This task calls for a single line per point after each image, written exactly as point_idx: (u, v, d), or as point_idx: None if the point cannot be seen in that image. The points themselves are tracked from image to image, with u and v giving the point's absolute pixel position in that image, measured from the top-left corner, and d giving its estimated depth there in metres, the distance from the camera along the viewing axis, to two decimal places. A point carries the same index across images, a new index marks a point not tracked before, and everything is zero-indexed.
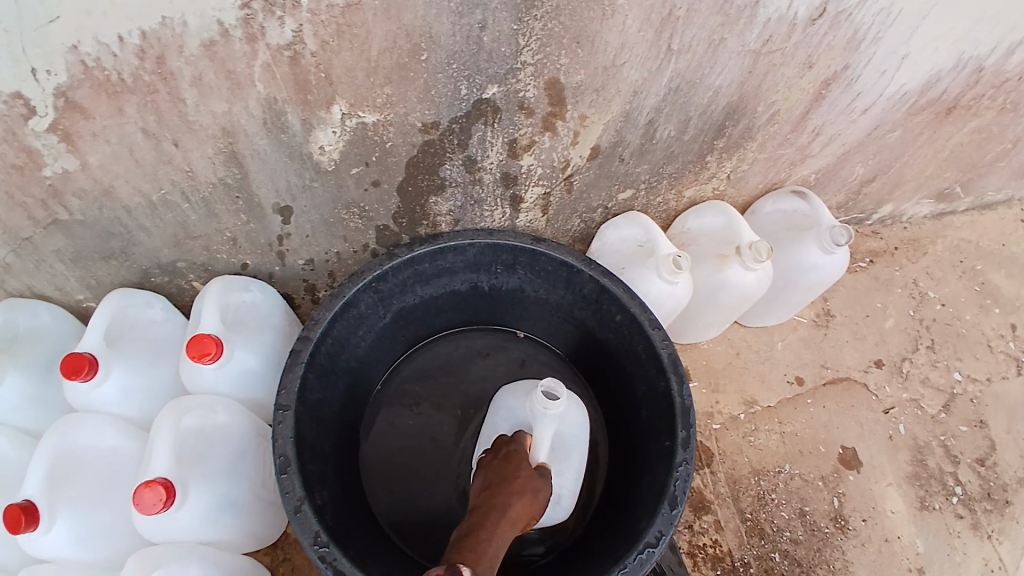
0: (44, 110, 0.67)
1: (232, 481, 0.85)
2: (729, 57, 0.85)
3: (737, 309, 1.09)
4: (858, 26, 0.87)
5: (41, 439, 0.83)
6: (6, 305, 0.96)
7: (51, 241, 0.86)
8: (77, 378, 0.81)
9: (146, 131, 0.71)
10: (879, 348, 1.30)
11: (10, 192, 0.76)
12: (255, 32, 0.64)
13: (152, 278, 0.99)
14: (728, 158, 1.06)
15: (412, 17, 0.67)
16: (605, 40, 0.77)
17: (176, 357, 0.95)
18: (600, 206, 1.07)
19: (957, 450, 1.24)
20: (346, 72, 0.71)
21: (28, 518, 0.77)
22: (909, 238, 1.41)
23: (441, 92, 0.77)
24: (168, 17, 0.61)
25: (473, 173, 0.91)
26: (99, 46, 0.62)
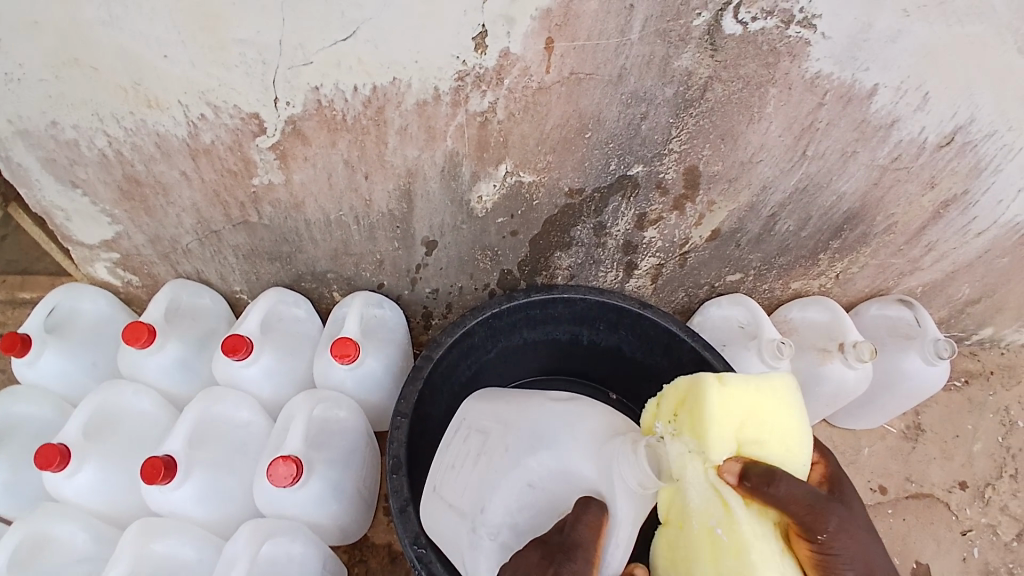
0: (273, 131, 0.82)
1: (340, 471, 0.95)
2: (858, 168, 0.92)
3: (831, 405, 1.11)
4: (981, 156, 0.91)
5: (192, 400, 0.93)
6: (178, 283, 1.09)
7: (234, 237, 1.01)
8: (234, 355, 0.92)
9: (348, 162, 0.86)
10: (965, 469, 1.27)
11: (219, 192, 0.92)
12: (460, 99, 0.78)
13: (301, 282, 1.12)
14: (841, 258, 1.11)
15: (588, 103, 0.80)
16: (747, 139, 0.86)
17: (310, 355, 1.06)
18: (707, 283, 1.14)
19: None
20: (521, 139, 0.84)
21: (165, 471, 0.84)
22: (1005, 363, 1.38)
23: (594, 165, 0.88)
24: (397, 78, 0.75)
25: (600, 237, 1.01)
26: (336, 91, 0.76)
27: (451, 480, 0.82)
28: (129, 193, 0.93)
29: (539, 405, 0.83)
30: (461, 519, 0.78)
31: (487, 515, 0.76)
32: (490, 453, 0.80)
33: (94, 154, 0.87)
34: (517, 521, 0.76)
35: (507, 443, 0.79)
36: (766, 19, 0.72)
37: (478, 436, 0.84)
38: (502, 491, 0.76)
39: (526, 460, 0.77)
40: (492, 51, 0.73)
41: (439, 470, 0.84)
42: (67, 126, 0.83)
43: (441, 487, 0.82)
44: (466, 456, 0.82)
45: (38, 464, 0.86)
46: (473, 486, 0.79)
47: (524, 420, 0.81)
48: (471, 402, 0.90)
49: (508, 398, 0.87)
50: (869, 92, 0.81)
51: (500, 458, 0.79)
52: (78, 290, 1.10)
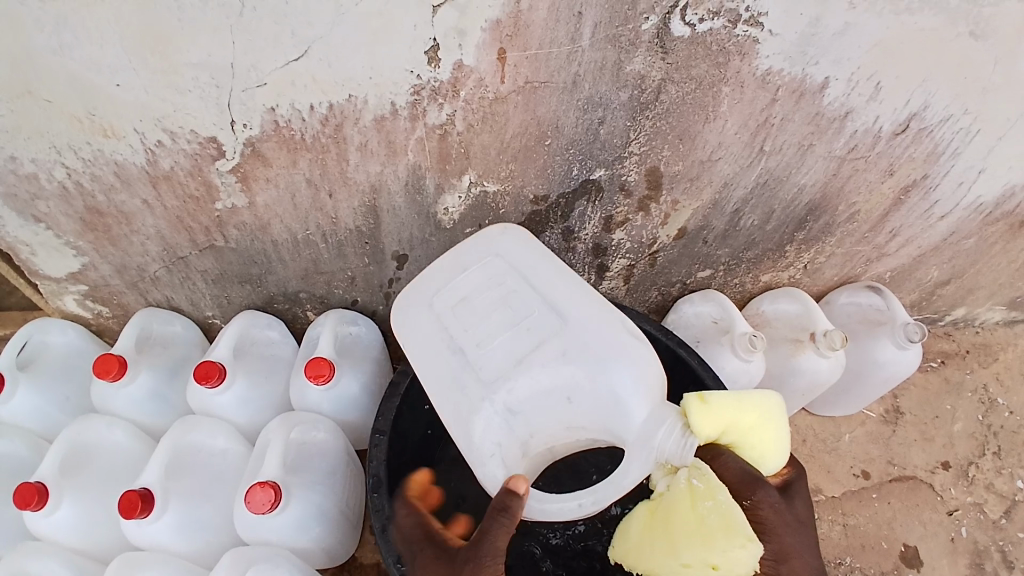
0: (232, 155, 0.81)
1: (323, 494, 0.94)
2: (816, 160, 0.94)
3: (807, 395, 1.12)
4: (938, 141, 0.94)
5: (168, 431, 0.92)
6: (147, 310, 1.07)
7: (202, 262, 1.00)
8: (206, 382, 0.91)
9: (311, 181, 0.85)
10: (947, 450, 1.29)
11: (182, 218, 0.91)
12: (418, 113, 0.78)
13: (273, 304, 1.11)
14: (808, 250, 1.13)
15: (545, 110, 0.80)
16: (705, 138, 0.87)
17: (285, 377, 1.06)
18: (679, 281, 1.15)
19: (1016, 558, 1.22)
20: (482, 149, 0.84)
21: (143, 504, 0.83)
22: (980, 342, 1.41)
23: (556, 171, 0.89)
24: (353, 95, 0.75)
25: (569, 242, 1.02)
26: (292, 110, 0.76)
27: (479, 342, 0.73)
28: (92, 224, 0.92)
29: (611, 310, 0.75)
30: (475, 386, 0.72)
31: (506, 398, 0.71)
32: (541, 341, 0.72)
33: (53, 187, 0.86)
34: (530, 420, 0.72)
35: (565, 349, 0.71)
36: (713, 19, 0.74)
37: (526, 306, 0.75)
38: (536, 390, 0.71)
39: (578, 371, 0.70)
40: (446, 64, 0.74)
41: (468, 315, 0.75)
42: (26, 160, 0.82)
43: (468, 341, 0.74)
44: (507, 321, 0.74)
45: (16, 503, 0.84)
46: (504, 359, 0.72)
47: (590, 327, 0.72)
48: (521, 253, 0.80)
49: (570, 280, 0.77)
50: (820, 86, 0.83)
51: (550, 359, 0.71)
52: (45, 324, 1.06)
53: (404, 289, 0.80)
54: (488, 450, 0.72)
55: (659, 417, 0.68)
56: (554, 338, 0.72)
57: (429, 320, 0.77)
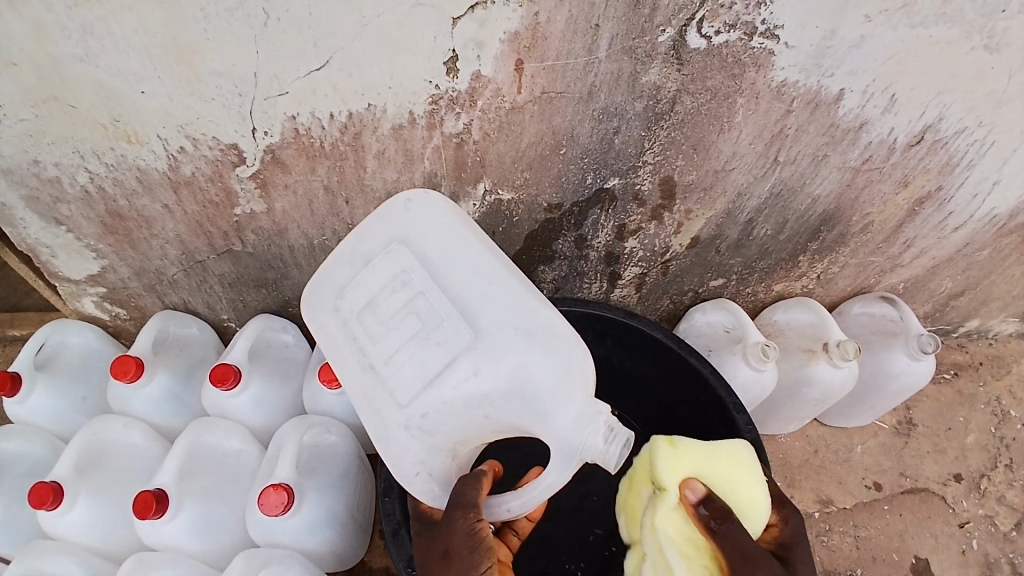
0: (251, 161, 0.83)
1: (335, 497, 0.95)
2: (830, 171, 0.94)
3: (818, 405, 1.12)
4: (952, 153, 0.94)
5: (182, 433, 0.93)
6: (164, 313, 1.08)
7: (219, 266, 1.01)
8: (221, 384, 0.92)
9: (328, 187, 0.87)
10: (959, 462, 1.28)
11: (202, 222, 0.92)
12: (435, 121, 0.79)
13: (288, 307, 1.12)
14: (821, 260, 1.12)
15: (561, 120, 0.81)
16: (719, 148, 0.87)
17: (299, 380, 1.07)
18: (690, 289, 1.16)
19: None
20: (497, 157, 0.85)
21: (158, 505, 0.84)
22: (993, 354, 1.40)
23: (570, 179, 0.90)
24: (372, 104, 0.77)
25: (582, 250, 1.02)
26: (312, 118, 0.78)
27: (391, 357, 0.70)
28: (112, 227, 0.94)
29: (520, 310, 0.69)
30: (389, 407, 0.70)
31: (421, 420, 0.70)
32: (452, 356, 0.68)
33: (77, 191, 0.88)
34: (449, 434, 0.71)
35: (477, 365, 0.67)
36: (730, 32, 0.74)
37: (434, 313, 0.70)
38: (451, 408, 0.69)
39: (491, 389, 0.68)
40: (464, 74, 0.75)
41: (378, 324, 0.72)
42: (50, 164, 0.84)
43: (379, 357, 0.71)
44: (416, 333, 0.70)
45: (32, 501, 0.86)
46: (415, 381, 0.69)
47: (501, 342, 0.68)
48: (429, 234, 0.73)
49: (480, 271, 0.71)
50: (836, 97, 0.83)
51: (462, 377, 0.68)
52: (65, 324, 1.08)
53: (311, 287, 0.77)
54: (413, 466, 0.74)
55: (588, 422, 0.68)
56: (466, 352, 0.68)
57: (341, 333, 0.74)
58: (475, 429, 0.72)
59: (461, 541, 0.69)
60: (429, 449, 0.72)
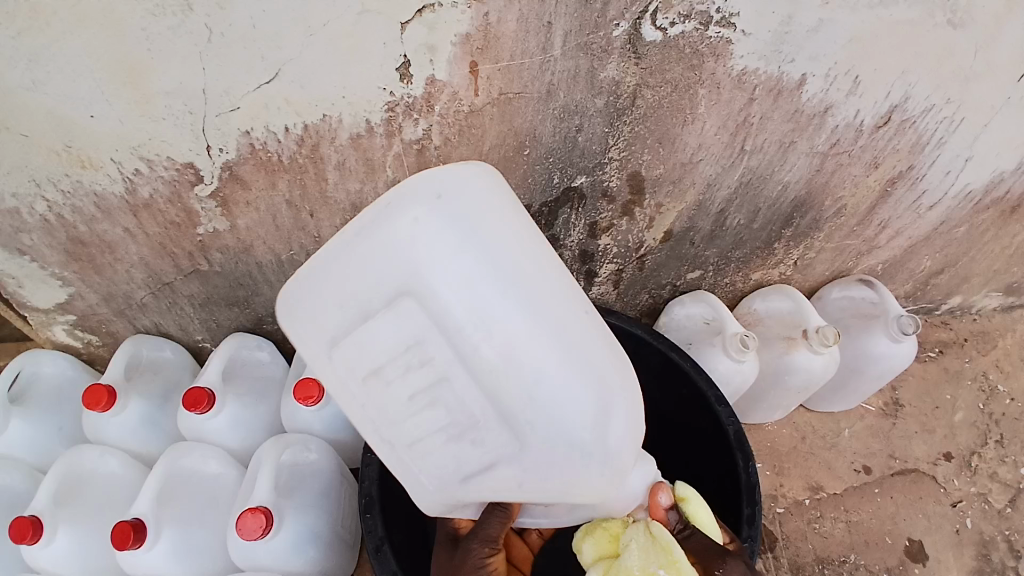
0: (210, 179, 0.81)
1: (317, 515, 0.93)
2: (799, 157, 0.94)
3: (803, 392, 1.12)
4: (921, 132, 0.94)
5: (159, 460, 0.90)
6: (135, 337, 1.06)
7: (187, 287, 0.99)
8: (195, 409, 0.90)
9: (291, 202, 0.85)
10: (948, 441, 1.29)
11: (165, 244, 0.90)
12: (394, 129, 0.78)
13: (262, 325, 1.10)
14: (796, 246, 1.12)
15: (522, 121, 0.80)
16: (684, 140, 0.87)
17: (277, 398, 1.05)
18: (669, 283, 1.15)
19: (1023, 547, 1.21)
20: (462, 162, 0.84)
21: (136, 534, 0.82)
22: (978, 330, 1.41)
23: (537, 180, 0.89)
24: (327, 115, 0.75)
25: (556, 249, 1.02)
26: (267, 132, 0.76)
27: (421, 446, 0.64)
28: (75, 255, 0.91)
29: (582, 420, 0.60)
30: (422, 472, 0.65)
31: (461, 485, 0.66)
32: (493, 461, 0.63)
33: (35, 220, 0.85)
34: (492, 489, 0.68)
35: (519, 471, 0.63)
36: (685, 22, 0.74)
37: (456, 381, 0.60)
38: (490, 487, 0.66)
39: (534, 495, 0.63)
40: (418, 80, 0.74)
41: (401, 404, 0.62)
42: (5, 195, 0.81)
43: (401, 442, 0.64)
44: (451, 431, 0.62)
45: (13, 536, 0.84)
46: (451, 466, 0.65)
47: (540, 415, 0.59)
48: (458, 309, 0.58)
49: (528, 366, 0.58)
50: (798, 83, 0.83)
51: (505, 478, 0.63)
52: (38, 354, 1.05)
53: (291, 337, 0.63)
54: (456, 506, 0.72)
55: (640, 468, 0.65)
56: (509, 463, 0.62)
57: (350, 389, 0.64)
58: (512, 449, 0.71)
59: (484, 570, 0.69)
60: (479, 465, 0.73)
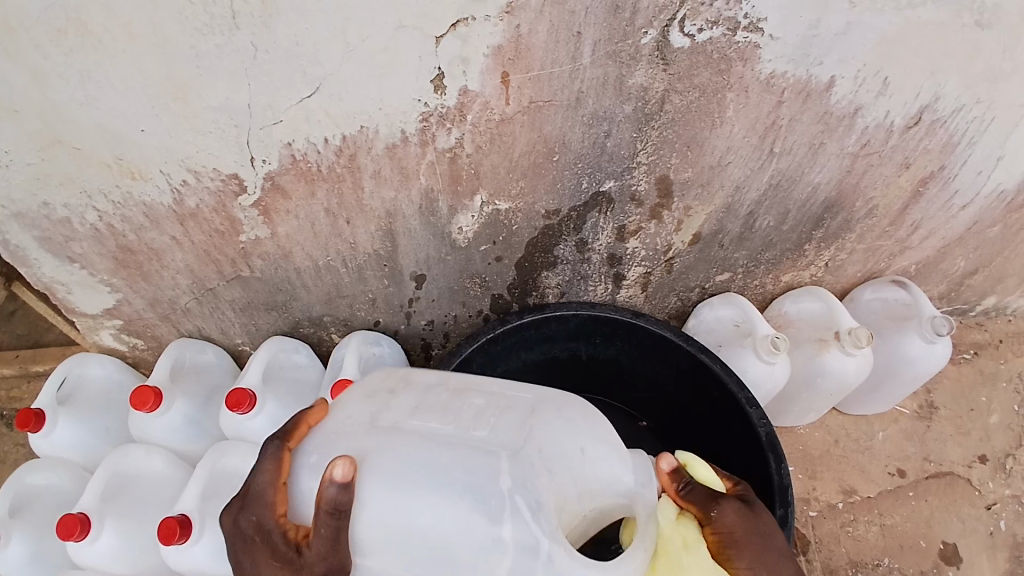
0: (253, 189, 0.85)
1: None
2: (828, 158, 0.93)
3: (836, 395, 1.11)
4: (953, 132, 0.93)
5: (202, 459, 0.93)
6: (179, 341, 1.10)
7: (230, 292, 1.03)
8: (238, 409, 0.93)
9: (328, 210, 0.88)
10: (983, 444, 1.26)
11: (209, 251, 0.94)
12: (428, 138, 0.81)
13: (300, 328, 1.14)
14: (827, 247, 1.12)
15: (552, 128, 0.82)
16: (713, 144, 0.88)
17: (314, 400, 1.08)
18: (697, 285, 1.15)
19: None
20: (492, 169, 0.86)
21: (181, 530, 0.84)
22: (1013, 331, 1.38)
23: (566, 185, 0.91)
24: (364, 126, 0.78)
25: (584, 253, 1.03)
26: (308, 144, 0.79)
27: (474, 431, 0.61)
28: (123, 262, 0.96)
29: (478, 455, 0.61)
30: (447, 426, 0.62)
31: (568, 415, 0.64)
32: (528, 409, 0.64)
33: (86, 229, 0.89)
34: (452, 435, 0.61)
35: (551, 407, 0.64)
36: (712, 29, 0.75)
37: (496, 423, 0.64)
38: (571, 454, 0.61)
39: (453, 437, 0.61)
40: (451, 91, 0.76)
41: (440, 415, 0.63)
42: (58, 205, 0.86)
43: (458, 440, 0.60)
44: (456, 389, 0.67)
45: (60, 534, 0.87)
46: (513, 422, 0.62)
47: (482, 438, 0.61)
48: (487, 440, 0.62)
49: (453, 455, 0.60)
50: (827, 85, 0.83)
51: (548, 418, 0.63)
52: (84, 358, 1.10)
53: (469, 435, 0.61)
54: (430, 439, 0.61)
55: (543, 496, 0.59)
56: (538, 401, 0.65)
57: (380, 458, 0.58)
58: (581, 491, 0.61)
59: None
60: (553, 531, 0.56)
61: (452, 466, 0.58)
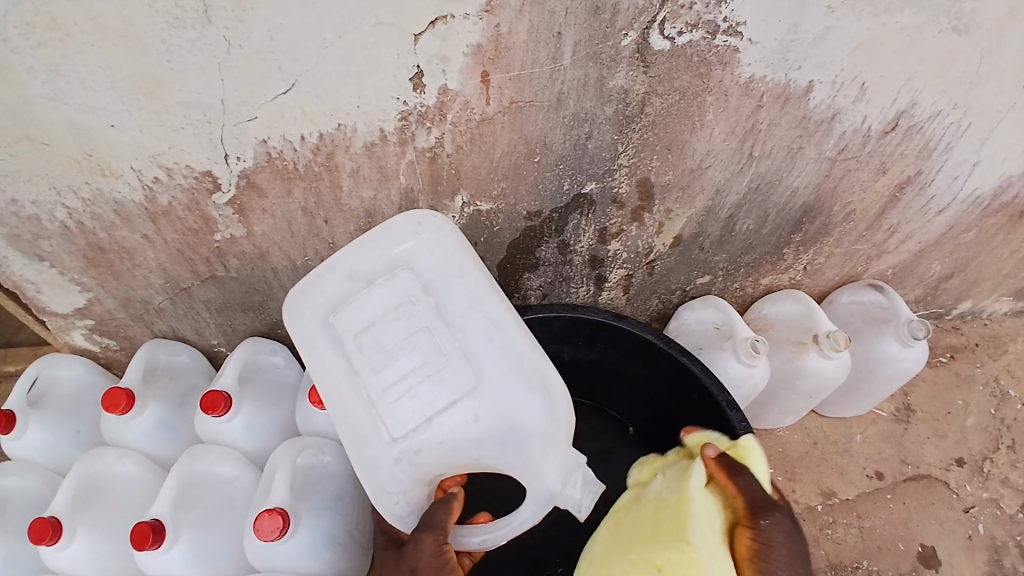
0: (228, 186, 0.83)
1: (332, 517, 0.92)
2: (807, 163, 0.94)
3: (815, 397, 1.12)
4: (929, 137, 0.94)
5: (177, 463, 0.91)
6: (152, 342, 1.08)
7: (205, 292, 1.01)
8: (212, 413, 0.91)
9: (307, 209, 0.87)
10: (960, 446, 1.28)
11: (183, 250, 0.92)
12: (407, 137, 0.80)
13: (277, 329, 1.12)
14: (806, 251, 1.12)
15: (532, 129, 0.82)
16: (693, 147, 0.88)
17: (291, 402, 1.06)
18: (678, 288, 1.15)
19: None
20: (473, 169, 0.85)
21: (154, 535, 0.82)
22: (989, 334, 1.40)
23: (547, 187, 0.90)
24: (343, 124, 0.77)
25: (566, 255, 1.03)
26: (285, 141, 0.78)
27: (389, 391, 0.68)
28: (95, 261, 0.93)
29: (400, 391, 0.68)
30: (394, 354, 0.69)
31: (490, 420, 0.68)
32: (454, 397, 0.68)
33: (55, 227, 0.87)
34: (397, 368, 0.68)
35: (476, 408, 0.68)
36: (692, 32, 0.75)
37: (441, 364, 0.68)
38: (452, 446, 0.69)
39: (393, 363, 0.68)
40: (431, 90, 0.75)
41: (377, 354, 0.69)
42: (27, 203, 0.83)
43: (374, 383, 0.68)
44: (418, 326, 0.69)
45: (31, 539, 0.85)
46: (431, 396, 0.68)
47: (410, 387, 0.68)
48: (417, 391, 0.68)
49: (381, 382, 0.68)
50: (806, 89, 0.84)
51: (461, 418, 0.68)
52: (55, 359, 1.08)
53: (404, 383, 0.68)
54: (383, 361, 0.69)
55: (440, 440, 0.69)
56: (475, 397, 0.68)
57: (324, 340, 0.70)
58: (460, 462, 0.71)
59: (428, 560, 0.70)
60: (411, 479, 0.71)
61: (353, 398, 0.69)
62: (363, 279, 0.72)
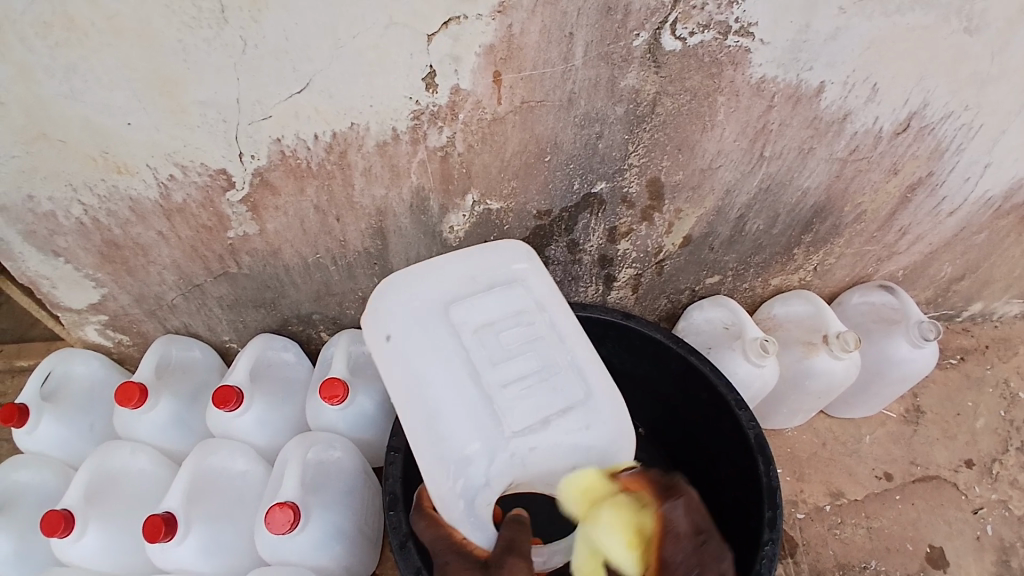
0: (241, 184, 0.84)
1: (342, 513, 0.93)
2: (818, 163, 0.94)
3: (824, 397, 1.12)
4: (941, 138, 0.94)
5: (188, 458, 0.92)
6: (166, 338, 1.09)
7: (217, 288, 1.02)
8: (224, 407, 0.92)
9: (318, 207, 0.88)
10: (970, 448, 1.27)
11: (196, 247, 0.93)
12: (419, 136, 0.80)
13: (288, 326, 1.13)
14: (816, 252, 1.12)
15: (543, 129, 0.82)
16: (704, 147, 0.88)
17: (302, 398, 1.07)
18: (687, 287, 1.15)
19: None
20: (483, 168, 0.86)
21: (166, 528, 0.83)
22: (999, 336, 1.39)
23: (557, 186, 0.91)
24: (355, 123, 0.78)
25: (575, 254, 1.03)
26: (297, 140, 0.79)
27: (500, 390, 0.69)
28: (109, 257, 0.95)
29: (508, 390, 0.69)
30: (512, 357, 0.71)
31: (589, 434, 0.70)
32: (560, 405, 0.70)
33: (71, 223, 0.88)
34: (511, 372, 0.70)
35: (585, 420, 0.70)
36: (704, 32, 0.75)
37: (552, 373, 0.71)
38: (545, 458, 0.68)
39: (509, 365, 0.70)
40: (443, 89, 0.76)
41: (497, 350, 0.71)
42: (44, 200, 0.84)
43: (490, 381, 0.69)
44: (535, 334, 0.73)
45: (43, 530, 0.86)
46: (543, 402, 0.69)
47: (519, 391, 0.69)
48: (525, 395, 0.69)
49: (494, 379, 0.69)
50: (817, 89, 0.83)
51: (566, 426, 0.69)
52: (70, 354, 1.09)
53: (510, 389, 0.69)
54: (500, 361, 0.70)
55: (535, 436, 0.68)
56: (582, 410, 0.70)
57: (439, 326, 0.71)
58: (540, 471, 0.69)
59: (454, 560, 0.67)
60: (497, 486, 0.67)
61: (460, 387, 0.68)
62: (485, 281, 0.75)
